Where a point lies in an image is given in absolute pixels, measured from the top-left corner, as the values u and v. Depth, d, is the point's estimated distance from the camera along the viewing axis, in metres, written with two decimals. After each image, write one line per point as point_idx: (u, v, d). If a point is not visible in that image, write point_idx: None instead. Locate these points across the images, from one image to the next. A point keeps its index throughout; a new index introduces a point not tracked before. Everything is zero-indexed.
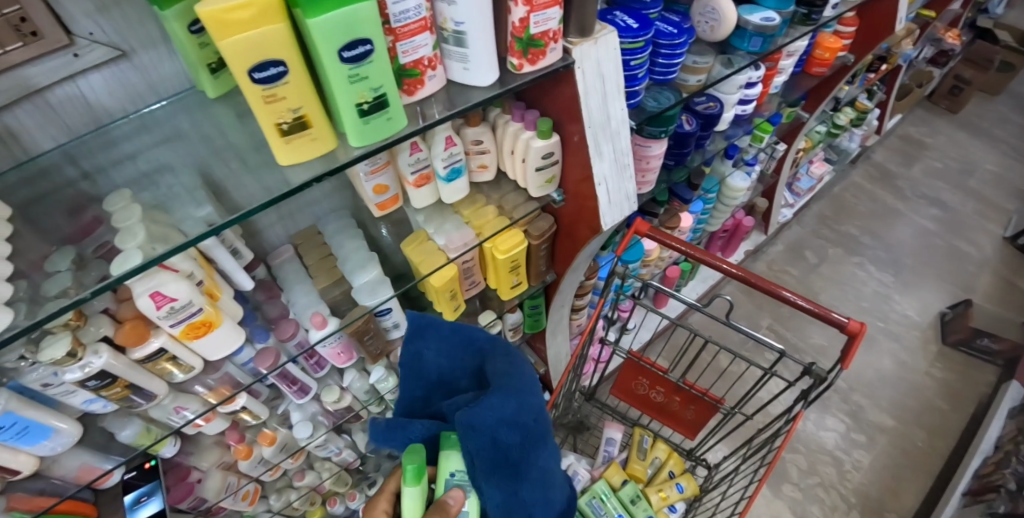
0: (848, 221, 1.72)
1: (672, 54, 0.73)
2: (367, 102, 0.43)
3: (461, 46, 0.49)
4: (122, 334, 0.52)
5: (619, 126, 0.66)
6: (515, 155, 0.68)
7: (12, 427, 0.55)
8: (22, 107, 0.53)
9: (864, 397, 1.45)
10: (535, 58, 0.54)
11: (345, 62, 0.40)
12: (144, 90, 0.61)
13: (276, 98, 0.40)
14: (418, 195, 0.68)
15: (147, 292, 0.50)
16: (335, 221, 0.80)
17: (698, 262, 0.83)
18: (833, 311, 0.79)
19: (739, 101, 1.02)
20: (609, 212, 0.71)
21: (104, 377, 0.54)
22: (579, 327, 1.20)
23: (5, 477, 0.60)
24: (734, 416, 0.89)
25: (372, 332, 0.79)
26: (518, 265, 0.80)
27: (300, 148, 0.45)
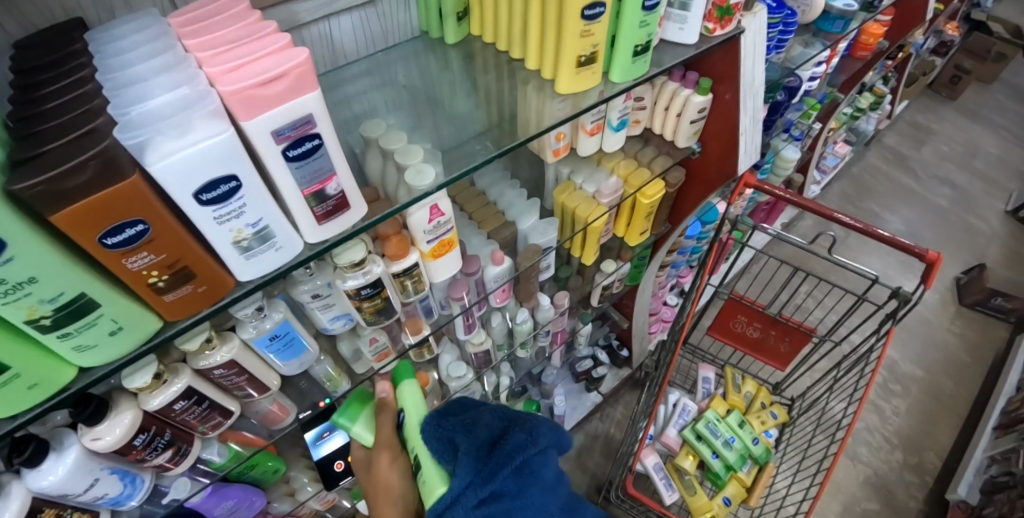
0: (868, 198, 1.90)
1: (785, 31, 0.85)
2: (641, 44, 0.54)
3: (684, 9, 0.62)
4: (393, 246, 0.59)
5: (758, 87, 0.79)
6: (671, 110, 0.80)
7: (283, 337, 0.61)
8: (283, 40, 0.60)
9: (896, 352, 1.61)
10: (725, 24, 0.66)
11: (644, 8, 0.51)
12: (377, 35, 0.70)
13: (590, 34, 0.50)
14: (588, 143, 0.79)
15: (426, 206, 0.58)
16: (488, 175, 0.90)
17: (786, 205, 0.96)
18: (914, 242, 0.92)
19: (809, 78, 1.16)
20: (745, 158, 0.85)
21: (375, 286, 0.60)
22: (661, 285, 1.31)
23: (254, 394, 0.65)
24: (826, 343, 1.01)
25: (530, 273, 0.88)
26: (653, 211, 0.91)
27: (583, 80, 0.55)
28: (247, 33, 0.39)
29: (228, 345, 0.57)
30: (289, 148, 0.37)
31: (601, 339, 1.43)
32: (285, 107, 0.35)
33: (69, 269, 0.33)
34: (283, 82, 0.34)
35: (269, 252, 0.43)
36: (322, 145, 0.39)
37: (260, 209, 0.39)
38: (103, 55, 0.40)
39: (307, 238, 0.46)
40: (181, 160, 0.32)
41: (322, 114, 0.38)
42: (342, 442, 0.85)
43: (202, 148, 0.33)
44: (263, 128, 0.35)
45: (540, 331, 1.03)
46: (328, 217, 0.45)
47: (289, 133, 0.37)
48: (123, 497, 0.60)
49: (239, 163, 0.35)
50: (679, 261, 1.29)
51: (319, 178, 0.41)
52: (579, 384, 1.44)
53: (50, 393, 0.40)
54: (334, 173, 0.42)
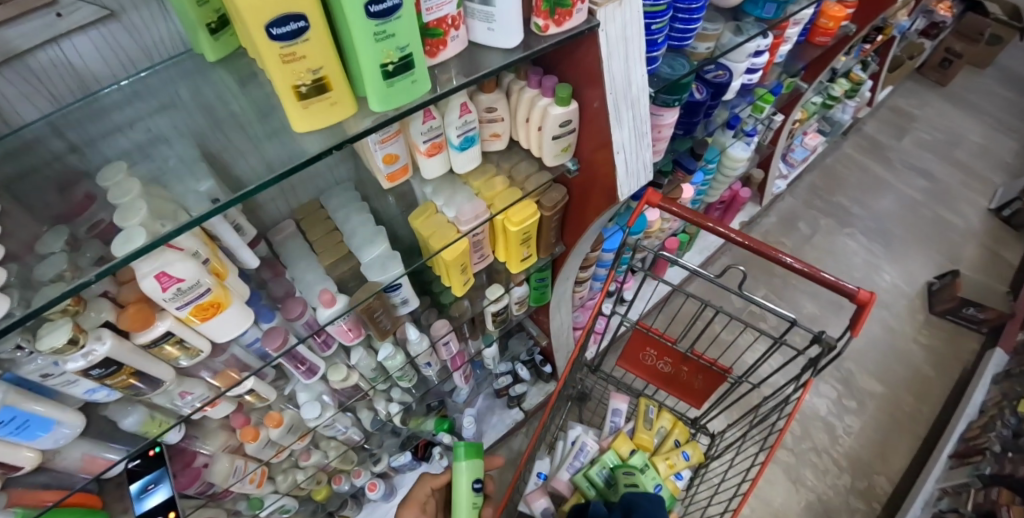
0: (839, 192, 1.73)
1: (689, 20, 0.71)
2: (393, 63, 0.41)
3: (486, 4, 0.47)
4: (127, 318, 0.49)
5: (637, 94, 0.65)
6: (531, 123, 0.66)
7: (12, 422, 0.52)
8: (3, 73, 0.49)
9: (855, 364, 1.49)
10: (561, 20, 0.52)
11: (372, 18, 0.37)
12: (136, 52, 0.57)
13: (295, 57, 0.37)
14: (430, 165, 0.66)
15: (153, 272, 0.47)
16: (339, 195, 0.76)
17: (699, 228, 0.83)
18: (844, 281, 0.80)
19: (746, 71, 1.00)
20: (625, 181, 0.70)
21: (108, 365, 0.51)
22: (581, 301, 1.18)
23: (4, 474, 0.57)
24: (741, 385, 0.90)
25: (382, 308, 0.77)
26: (529, 237, 0.78)
27: (319, 114, 0.43)
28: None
29: None
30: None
31: (524, 354, 1.24)
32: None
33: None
34: None
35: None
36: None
37: None
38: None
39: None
40: None
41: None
42: (167, 496, 0.74)
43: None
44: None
45: (419, 363, 0.91)
46: None
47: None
48: None
49: None
50: (601, 273, 1.15)
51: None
52: (501, 399, 1.30)
53: None
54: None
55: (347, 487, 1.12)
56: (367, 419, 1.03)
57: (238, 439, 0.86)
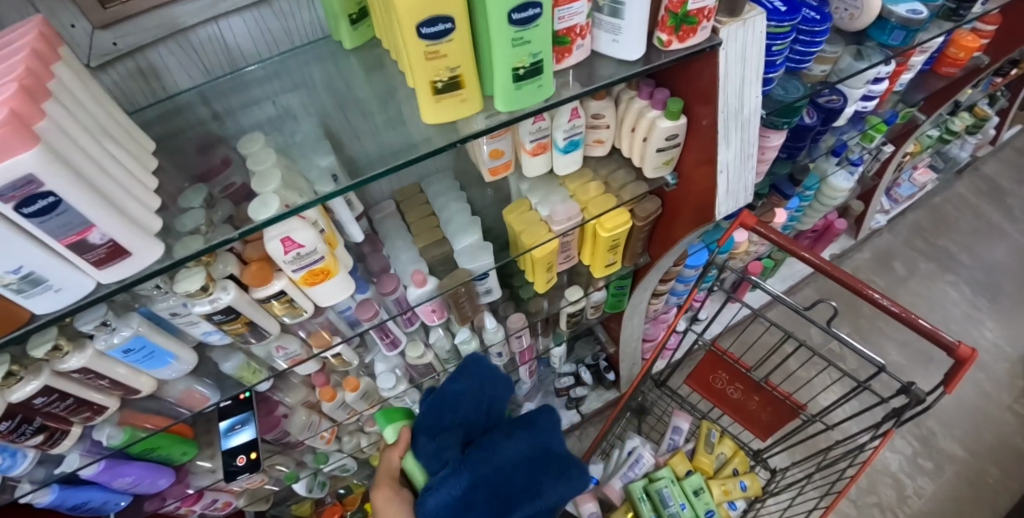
0: (945, 235, 1.60)
1: (810, 43, 0.69)
2: (524, 67, 0.43)
3: (615, 16, 0.49)
4: (249, 274, 0.53)
5: (750, 115, 0.64)
6: (636, 133, 0.67)
7: (140, 351, 0.59)
8: (166, 46, 0.57)
9: (937, 423, 1.37)
10: (684, 36, 0.52)
11: (513, 24, 0.39)
12: (280, 34, 0.64)
13: (438, 55, 0.40)
14: (532, 164, 0.68)
15: (279, 236, 0.51)
16: (438, 183, 0.81)
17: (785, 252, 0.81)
18: (943, 333, 0.75)
19: (861, 98, 0.95)
20: (725, 201, 0.70)
21: (229, 313, 0.55)
22: (653, 313, 1.16)
23: (128, 393, 0.66)
24: (814, 424, 0.86)
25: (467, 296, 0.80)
26: (617, 245, 0.79)
27: (449, 109, 0.45)
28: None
29: (82, 352, 0.56)
30: (19, 206, 0.34)
31: (588, 358, 1.27)
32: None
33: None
34: None
35: (48, 293, 0.42)
36: (63, 201, 0.36)
37: (15, 257, 0.37)
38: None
39: (100, 278, 0.44)
40: None
41: (49, 171, 0.34)
42: (251, 438, 0.80)
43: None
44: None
45: (490, 351, 0.94)
46: (109, 262, 0.43)
47: (11, 193, 0.33)
48: (3, 468, 0.63)
49: None
50: (681, 288, 1.14)
51: (73, 229, 0.38)
52: (559, 399, 1.31)
53: None
54: (95, 223, 0.39)
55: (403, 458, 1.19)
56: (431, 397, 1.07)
57: (315, 397, 0.93)
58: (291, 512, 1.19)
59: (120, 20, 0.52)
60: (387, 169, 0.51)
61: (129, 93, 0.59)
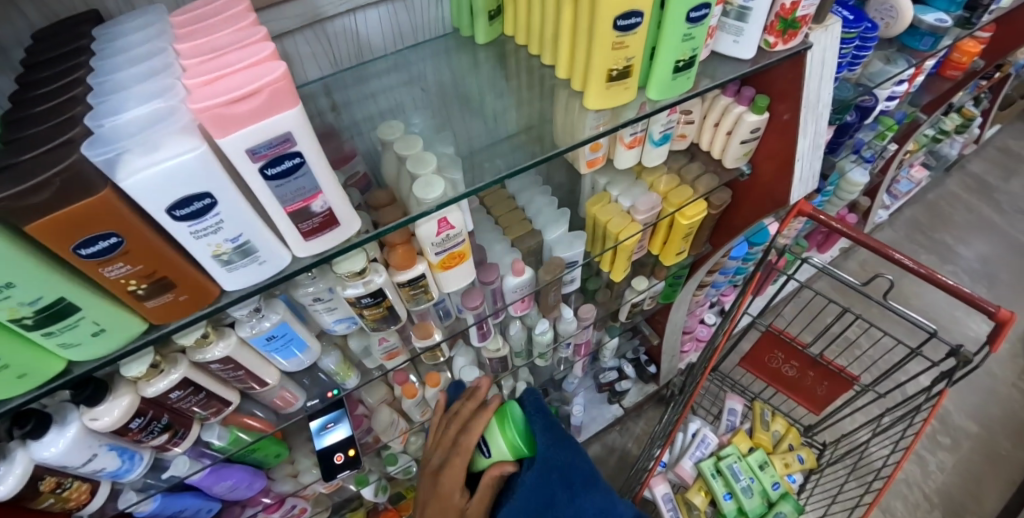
0: (942, 229, 1.73)
1: (862, 47, 0.76)
2: (684, 60, 0.49)
3: (740, 20, 0.56)
4: (399, 256, 0.58)
5: (824, 109, 0.71)
6: (721, 128, 0.73)
7: (281, 338, 0.64)
8: (304, 34, 0.60)
9: (951, 402, 1.47)
10: (789, 39, 0.59)
11: (688, 21, 0.46)
12: (406, 30, 0.68)
13: (622, 46, 0.46)
14: (626, 156, 0.73)
15: (435, 218, 0.57)
16: (520, 179, 0.85)
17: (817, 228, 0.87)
18: (982, 298, 0.84)
19: (887, 98, 1.04)
20: (799, 188, 0.76)
21: (375, 296, 0.60)
22: (696, 304, 1.21)
23: (253, 386, 0.69)
24: (868, 393, 0.92)
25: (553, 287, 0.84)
26: (692, 233, 0.84)
27: (613, 95, 0.51)
28: (235, 39, 0.41)
29: (225, 341, 0.60)
30: (266, 166, 0.39)
31: (630, 353, 1.30)
32: (263, 124, 0.37)
33: (58, 281, 0.37)
34: (254, 100, 0.36)
35: (252, 266, 0.47)
36: (303, 164, 0.41)
37: (238, 225, 0.42)
38: (103, 57, 0.44)
39: (293, 250, 0.48)
40: (149, 178, 0.35)
41: (301, 131, 0.39)
42: (346, 435, 0.82)
43: (172, 164, 0.35)
44: (237, 145, 0.37)
45: (561, 343, 0.97)
46: (317, 233, 0.47)
47: (266, 151, 0.38)
48: (121, 471, 0.63)
49: (210, 181, 0.38)
50: (720, 281, 1.18)
51: (301, 195, 0.43)
52: (601, 394, 1.33)
53: (44, 381, 0.45)
54: (321, 190, 0.44)
55: None
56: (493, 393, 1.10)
57: (393, 395, 0.95)
58: None
59: (269, 6, 0.55)
60: (504, 179, 0.57)
61: None
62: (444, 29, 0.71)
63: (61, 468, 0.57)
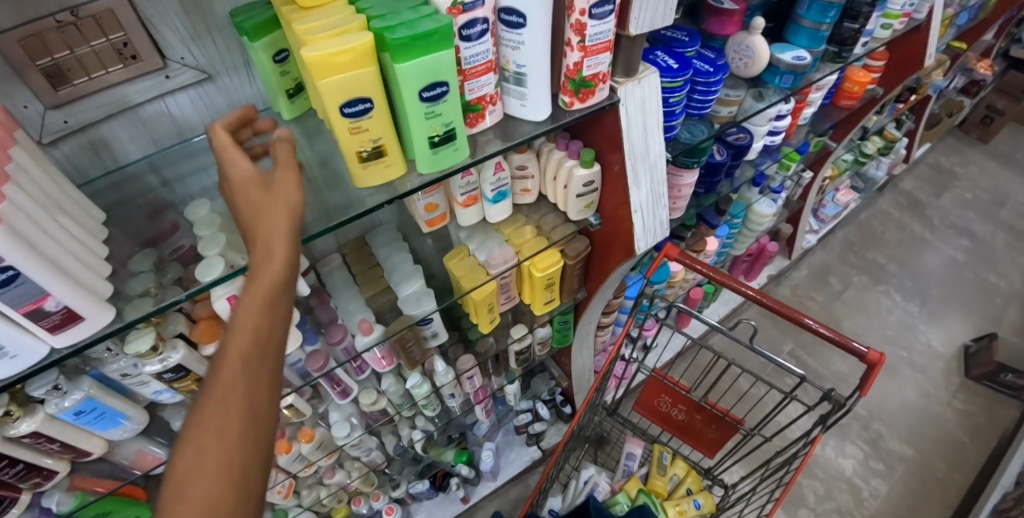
0: (874, 249, 1.75)
1: (707, 91, 0.78)
2: (438, 135, 0.51)
3: (520, 85, 0.57)
4: (201, 332, 0.61)
5: (656, 158, 0.71)
6: (558, 181, 0.73)
7: (92, 412, 0.63)
8: (116, 121, 0.61)
9: (884, 426, 1.43)
10: (585, 97, 0.60)
11: (424, 101, 0.47)
12: (225, 108, 0.69)
13: (361, 129, 0.47)
14: (465, 214, 0.73)
15: (224, 296, 0.58)
16: (382, 234, 0.83)
17: (720, 286, 0.86)
18: (853, 341, 0.82)
19: (769, 132, 1.03)
20: (643, 237, 0.76)
21: (178, 370, 0.60)
22: (604, 345, 1.20)
23: (78, 457, 0.68)
24: (753, 437, 0.91)
25: (413, 340, 0.83)
26: (553, 282, 0.83)
27: (375, 173, 0.52)
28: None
29: (32, 417, 0.58)
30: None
31: (545, 393, 1.26)
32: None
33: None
34: None
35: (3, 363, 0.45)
36: (20, 274, 0.41)
37: None
38: None
39: (52, 343, 0.48)
40: None
41: (8, 246, 0.39)
42: None
43: None
44: None
45: (444, 393, 0.96)
46: (62, 328, 0.47)
47: None
48: None
49: None
50: (623, 318, 1.17)
51: (31, 298, 0.43)
52: (520, 435, 1.30)
53: None
54: (51, 291, 0.44)
55: (365, 510, 1.13)
56: (391, 443, 1.08)
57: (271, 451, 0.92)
58: None
59: (70, 101, 0.56)
60: (331, 228, 0.55)
61: (80, 168, 0.62)
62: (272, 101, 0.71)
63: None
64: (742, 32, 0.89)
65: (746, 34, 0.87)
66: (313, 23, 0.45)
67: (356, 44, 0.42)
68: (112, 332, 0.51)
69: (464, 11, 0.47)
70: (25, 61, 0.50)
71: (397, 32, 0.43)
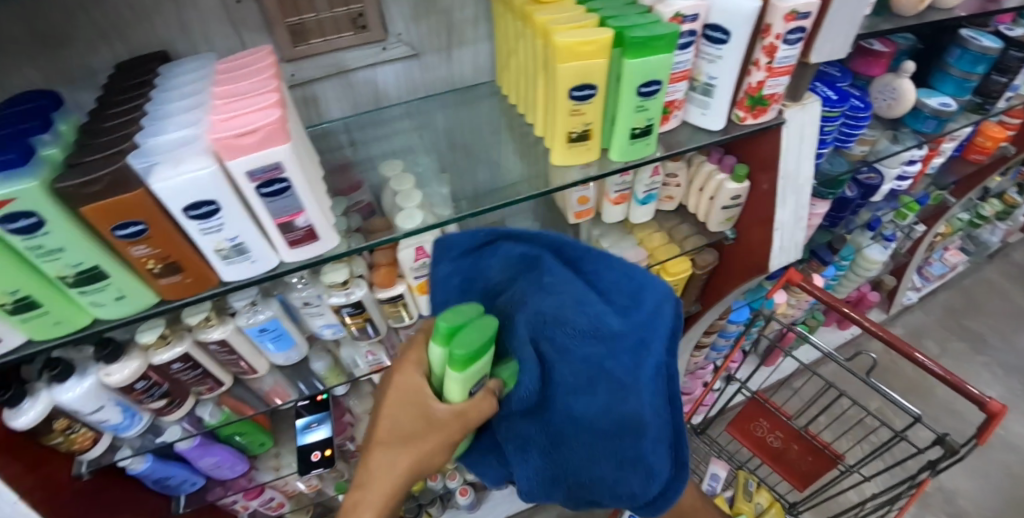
0: (976, 317, 1.65)
1: (855, 126, 0.80)
2: (639, 128, 0.56)
3: (707, 95, 0.62)
4: (378, 275, 0.61)
5: (803, 182, 0.74)
6: (704, 192, 0.77)
7: (273, 333, 0.63)
8: (329, 82, 0.64)
9: (971, 502, 1.33)
10: (758, 114, 0.65)
11: (639, 95, 0.53)
12: (420, 85, 0.70)
13: (579, 113, 0.53)
14: (613, 211, 0.77)
15: (412, 246, 0.59)
16: (520, 222, 0.87)
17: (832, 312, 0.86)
18: (969, 385, 0.78)
19: (897, 177, 1.02)
20: (779, 255, 0.78)
21: (357, 307, 0.61)
22: (695, 366, 1.19)
23: (248, 373, 0.68)
24: (852, 474, 0.88)
25: None
26: (676, 290, 0.86)
27: (576, 155, 0.59)
28: (254, 87, 0.45)
29: (224, 326, 0.60)
30: (261, 187, 0.41)
31: None
32: (258, 153, 0.40)
33: (83, 247, 0.42)
34: (254, 136, 0.39)
35: (244, 264, 0.47)
36: (291, 187, 0.43)
37: (238, 227, 0.44)
38: (161, 89, 0.50)
39: (282, 257, 0.50)
40: (167, 185, 0.38)
41: (292, 162, 0.41)
42: (326, 436, 0.81)
43: (184, 178, 0.38)
44: (238, 168, 0.40)
45: None
46: (298, 244, 0.48)
47: (261, 174, 0.41)
48: (121, 426, 0.67)
49: (215, 191, 0.40)
50: (720, 344, 1.17)
51: (288, 212, 0.45)
52: None
53: (74, 330, 0.52)
54: (305, 208, 0.46)
55: (439, 486, 1.18)
56: None
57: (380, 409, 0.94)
58: None
59: (300, 58, 0.60)
60: (512, 201, 0.60)
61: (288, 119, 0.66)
62: (461, 84, 0.72)
63: (72, 413, 0.64)
64: (889, 73, 0.91)
65: (893, 77, 0.89)
66: (553, 15, 0.51)
67: (602, 37, 0.47)
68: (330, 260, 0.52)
69: (682, 22, 0.53)
70: (277, 16, 0.56)
71: (635, 32, 0.48)
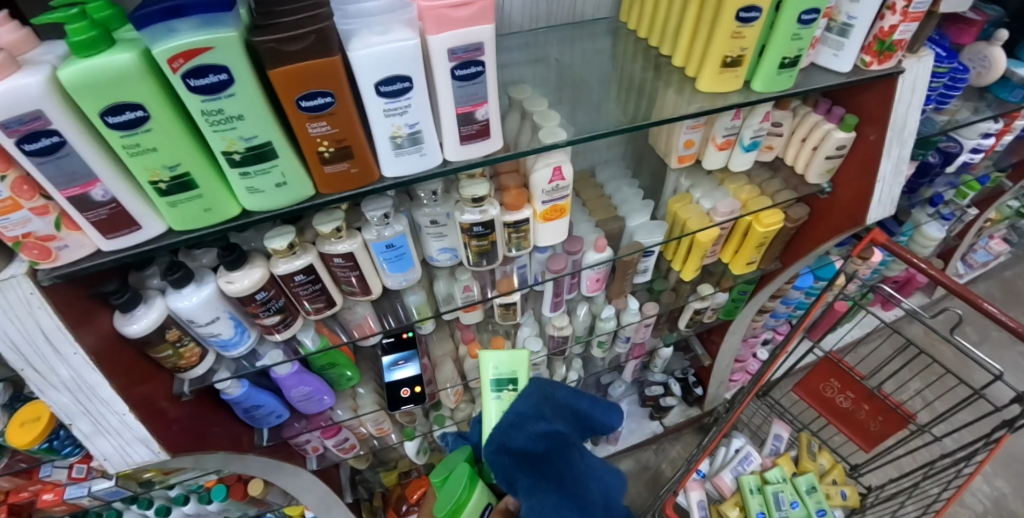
0: (1018, 308, 1.67)
1: (952, 86, 0.82)
2: (790, 58, 0.57)
3: (842, 35, 0.63)
4: (510, 196, 0.60)
5: (909, 135, 0.73)
6: (807, 143, 0.78)
7: (397, 249, 0.62)
8: None
9: (1008, 484, 1.36)
10: (884, 60, 0.65)
11: (799, 22, 0.53)
12: (541, 14, 0.70)
13: (740, 36, 0.54)
14: (716, 156, 0.78)
15: (549, 165, 0.59)
16: (608, 170, 0.89)
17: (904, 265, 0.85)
18: None
19: (970, 151, 1.02)
20: (878, 208, 0.78)
21: (487, 227, 0.60)
22: (752, 332, 1.21)
23: (362, 295, 0.67)
24: (924, 433, 0.89)
25: (633, 269, 0.86)
26: (764, 243, 0.87)
27: (725, 81, 0.59)
28: None
29: (352, 239, 0.59)
30: (457, 68, 0.42)
31: (678, 371, 1.30)
32: (466, 30, 0.40)
33: (266, 118, 0.41)
34: (470, 9, 0.39)
35: (414, 156, 0.47)
36: (484, 73, 0.44)
37: (421, 113, 0.44)
38: None
39: (446, 155, 0.49)
40: (374, 50, 0.38)
41: (490, 45, 0.42)
42: (414, 373, 0.81)
43: (394, 45, 0.38)
44: (442, 44, 0.40)
45: (620, 336, 1.00)
46: (471, 140, 0.49)
47: (462, 53, 0.41)
48: (230, 343, 0.65)
49: (413, 65, 0.40)
50: (781, 311, 1.19)
51: (473, 101, 0.45)
52: (643, 408, 1.33)
53: (216, 223, 0.48)
54: (486, 100, 0.46)
55: None
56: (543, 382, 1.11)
57: (458, 353, 0.95)
58: (380, 480, 1.20)
59: None
60: (650, 123, 0.59)
61: None
62: (580, 17, 0.73)
63: (185, 324, 0.61)
64: (980, 41, 0.92)
65: (985, 44, 0.90)
66: None
67: None
68: (488, 164, 0.52)
69: None
70: None
71: None
